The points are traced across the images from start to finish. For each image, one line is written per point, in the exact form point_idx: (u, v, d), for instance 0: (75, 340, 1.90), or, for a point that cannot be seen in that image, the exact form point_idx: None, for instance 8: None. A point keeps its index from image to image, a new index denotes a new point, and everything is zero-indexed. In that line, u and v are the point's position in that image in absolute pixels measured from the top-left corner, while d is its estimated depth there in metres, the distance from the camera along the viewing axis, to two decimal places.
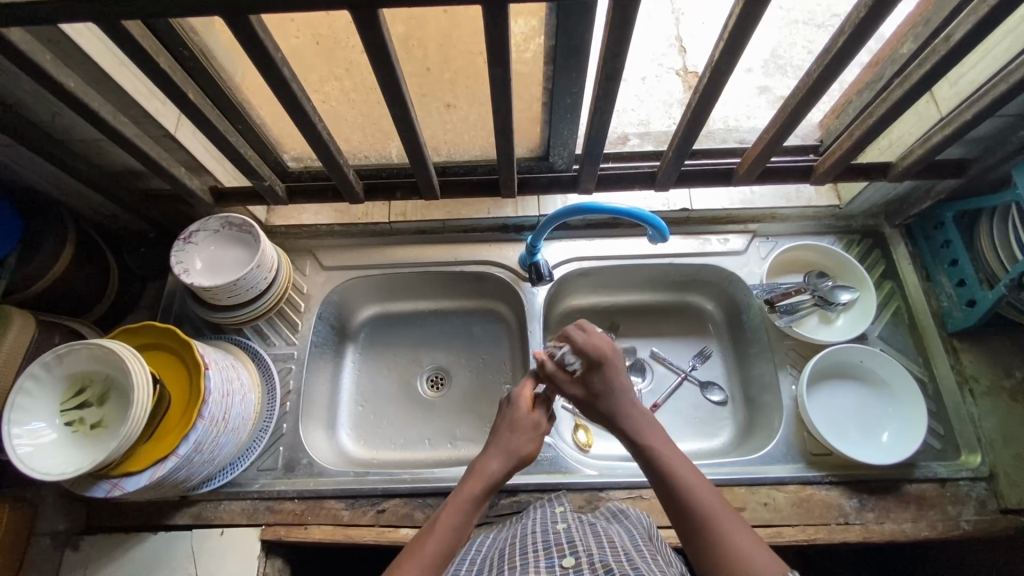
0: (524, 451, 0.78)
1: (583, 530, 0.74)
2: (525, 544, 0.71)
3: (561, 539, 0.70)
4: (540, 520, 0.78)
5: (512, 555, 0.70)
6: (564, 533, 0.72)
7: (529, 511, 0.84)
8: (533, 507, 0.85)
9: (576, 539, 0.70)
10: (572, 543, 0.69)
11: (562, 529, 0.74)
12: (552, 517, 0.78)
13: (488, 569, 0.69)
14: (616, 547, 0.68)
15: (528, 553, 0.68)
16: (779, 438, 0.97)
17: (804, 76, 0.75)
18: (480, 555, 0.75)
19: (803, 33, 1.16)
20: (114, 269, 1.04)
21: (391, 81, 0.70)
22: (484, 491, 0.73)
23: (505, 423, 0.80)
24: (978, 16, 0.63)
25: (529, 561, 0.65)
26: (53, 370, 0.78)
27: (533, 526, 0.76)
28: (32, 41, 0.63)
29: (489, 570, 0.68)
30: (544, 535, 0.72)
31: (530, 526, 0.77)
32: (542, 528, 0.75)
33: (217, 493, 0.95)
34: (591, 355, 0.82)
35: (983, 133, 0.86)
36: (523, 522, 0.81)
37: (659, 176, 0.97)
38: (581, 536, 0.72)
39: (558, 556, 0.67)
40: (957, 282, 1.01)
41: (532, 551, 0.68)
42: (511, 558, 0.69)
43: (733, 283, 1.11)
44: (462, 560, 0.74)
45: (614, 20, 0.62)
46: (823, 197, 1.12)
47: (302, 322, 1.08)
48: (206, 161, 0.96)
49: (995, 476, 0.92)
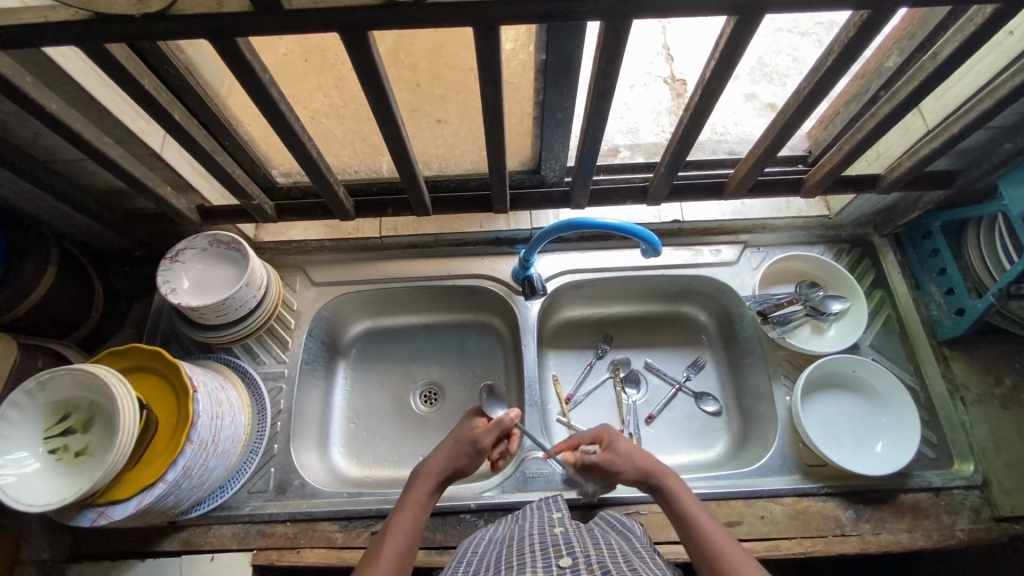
0: (466, 464, 0.85)
1: (581, 533, 0.75)
2: (522, 545, 0.72)
3: (558, 540, 0.71)
4: (538, 523, 0.78)
5: (509, 556, 0.70)
6: (561, 534, 0.73)
7: (523, 514, 0.84)
8: (526, 512, 0.83)
9: (574, 540, 0.71)
10: (569, 544, 0.70)
11: (559, 531, 0.74)
12: (550, 520, 0.78)
13: (486, 569, 0.70)
14: (613, 549, 0.70)
15: (525, 553, 0.69)
16: (774, 451, 0.96)
17: (794, 92, 0.75)
18: (474, 555, 0.75)
19: (788, 41, 1.17)
20: (99, 289, 1.02)
21: (381, 99, 0.68)
22: (427, 494, 0.81)
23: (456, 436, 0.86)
24: (965, 35, 0.64)
25: (527, 561, 0.66)
26: (34, 398, 0.75)
27: (530, 530, 0.76)
28: (12, 65, 0.62)
29: (485, 569, 0.69)
30: (542, 537, 0.73)
31: (527, 527, 0.77)
32: (540, 529, 0.75)
33: (206, 518, 0.93)
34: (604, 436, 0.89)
35: (971, 145, 0.87)
36: (517, 526, 0.80)
37: (651, 191, 0.97)
38: (579, 538, 0.73)
39: (555, 557, 0.67)
40: (947, 291, 1.02)
41: (529, 552, 0.69)
42: (509, 558, 0.69)
43: (725, 294, 1.11)
44: (459, 561, 0.75)
45: (607, 40, 0.62)
46: (813, 208, 1.12)
47: (293, 340, 1.06)
48: (193, 180, 0.95)
49: (988, 484, 0.92)
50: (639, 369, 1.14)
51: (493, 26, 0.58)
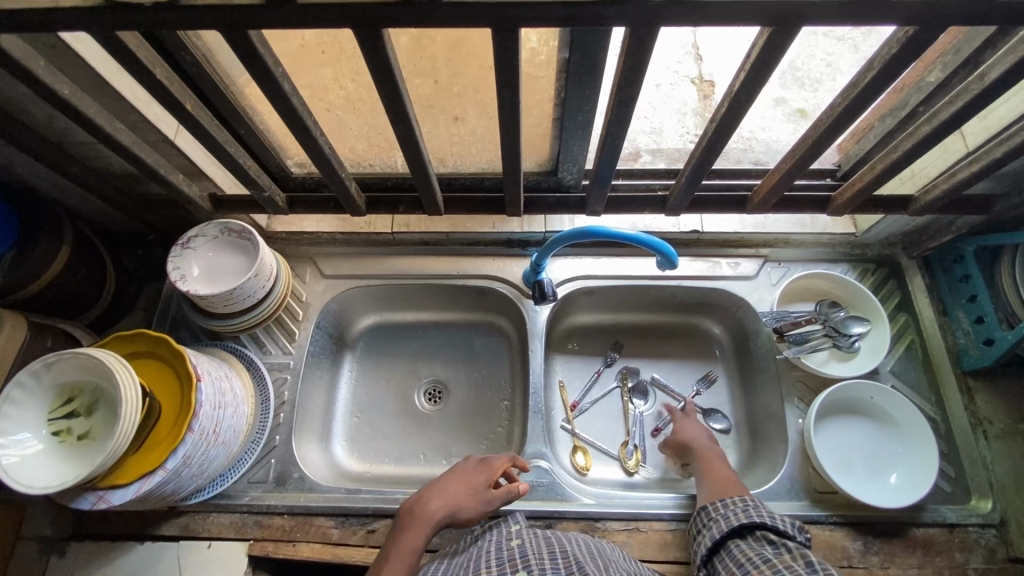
0: (468, 503, 0.83)
1: (537, 542, 0.76)
2: (480, 561, 0.73)
3: (515, 556, 0.72)
4: (494, 538, 0.78)
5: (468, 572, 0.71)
6: (517, 547, 0.74)
7: (484, 530, 0.82)
8: (489, 527, 0.81)
9: (530, 553, 0.72)
10: (526, 558, 0.71)
11: (516, 544, 0.75)
12: (508, 531, 0.79)
13: None
14: (567, 557, 0.72)
15: (484, 570, 0.70)
16: (783, 474, 0.93)
17: (827, 107, 0.72)
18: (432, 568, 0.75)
19: (823, 45, 1.12)
20: (111, 271, 1.02)
21: (395, 98, 0.67)
22: (420, 526, 0.78)
23: (462, 471, 0.87)
24: (1016, 57, 0.60)
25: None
26: (41, 379, 0.76)
27: (487, 545, 0.76)
28: (26, 48, 0.61)
29: None
30: (498, 552, 0.74)
31: (484, 541, 0.78)
32: (497, 544, 0.76)
33: (205, 505, 0.93)
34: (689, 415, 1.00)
35: (1013, 169, 0.83)
36: (475, 542, 0.79)
37: (670, 202, 0.94)
38: (536, 548, 0.74)
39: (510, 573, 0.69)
40: (975, 319, 0.98)
41: (485, 568, 0.70)
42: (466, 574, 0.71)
43: (742, 309, 1.08)
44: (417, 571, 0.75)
45: (631, 46, 0.59)
46: (839, 225, 1.08)
47: (300, 332, 1.06)
48: (207, 167, 0.94)
49: (1006, 524, 0.89)
50: (648, 380, 1.12)
51: (512, 27, 0.56)
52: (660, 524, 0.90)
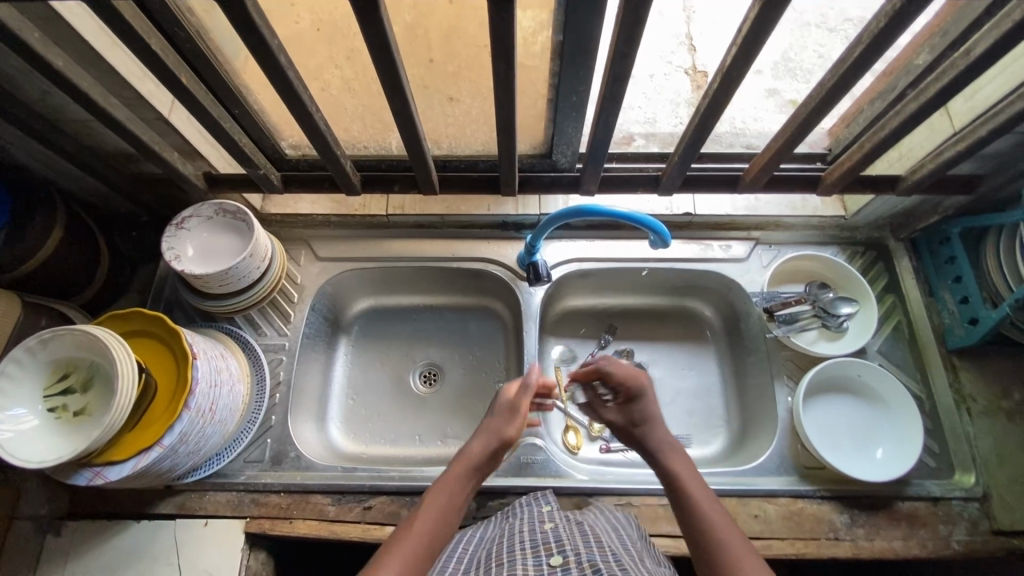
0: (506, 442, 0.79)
1: (571, 529, 0.74)
2: (512, 543, 0.72)
3: (548, 539, 0.71)
4: (528, 519, 0.78)
5: (499, 555, 0.70)
6: (551, 531, 0.73)
7: (513, 509, 0.84)
8: (518, 505, 0.85)
9: (564, 537, 0.71)
10: (560, 542, 0.70)
11: (550, 528, 0.74)
12: (540, 516, 0.78)
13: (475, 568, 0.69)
14: (604, 546, 0.68)
15: (516, 552, 0.69)
16: (773, 450, 0.95)
17: (817, 84, 0.73)
18: (467, 553, 0.74)
19: (814, 36, 1.11)
20: (105, 252, 1.02)
21: (391, 72, 0.67)
22: (465, 471, 0.75)
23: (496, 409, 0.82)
24: (1000, 31, 0.61)
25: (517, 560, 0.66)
26: (36, 356, 0.76)
27: (520, 527, 0.76)
28: (20, 18, 0.61)
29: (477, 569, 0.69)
30: (532, 534, 0.73)
31: (517, 525, 0.77)
32: (530, 527, 0.75)
33: (202, 484, 0.94)
34: (631, 385, 0.83)
35: (997, 150, 0.85)
36: (508, 522, 0.80)
37: (663, 181, 0.95)
38: (570, 534, 0.72)
39: (545, 555, 0.67)
40: (961, 299, 1.00)
41: (520, 550, 0.69)
42: (499, 557, 0.69)
43: (733, 291, 1.10)
44: (448, 556, 0.74)
45: (625, 20, 0.60)
46: (829, 207, 1.09)
47: (295, 313, 1.06)
48: (200, 146, 0.94)
49: (988, 497, 0.91)
50: (641, 361, 1.13)
51: None
52: (652, 499, 0.92)
